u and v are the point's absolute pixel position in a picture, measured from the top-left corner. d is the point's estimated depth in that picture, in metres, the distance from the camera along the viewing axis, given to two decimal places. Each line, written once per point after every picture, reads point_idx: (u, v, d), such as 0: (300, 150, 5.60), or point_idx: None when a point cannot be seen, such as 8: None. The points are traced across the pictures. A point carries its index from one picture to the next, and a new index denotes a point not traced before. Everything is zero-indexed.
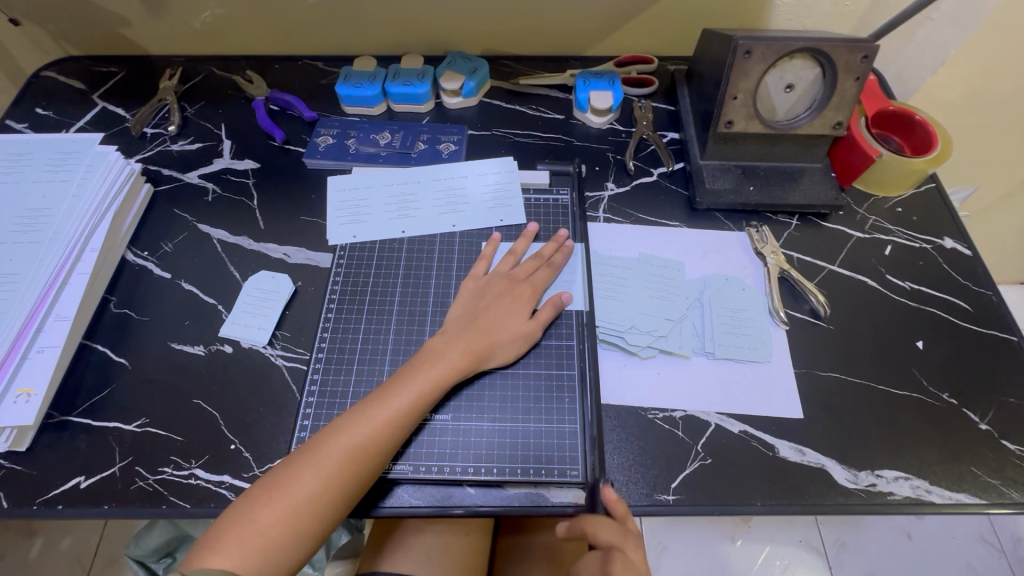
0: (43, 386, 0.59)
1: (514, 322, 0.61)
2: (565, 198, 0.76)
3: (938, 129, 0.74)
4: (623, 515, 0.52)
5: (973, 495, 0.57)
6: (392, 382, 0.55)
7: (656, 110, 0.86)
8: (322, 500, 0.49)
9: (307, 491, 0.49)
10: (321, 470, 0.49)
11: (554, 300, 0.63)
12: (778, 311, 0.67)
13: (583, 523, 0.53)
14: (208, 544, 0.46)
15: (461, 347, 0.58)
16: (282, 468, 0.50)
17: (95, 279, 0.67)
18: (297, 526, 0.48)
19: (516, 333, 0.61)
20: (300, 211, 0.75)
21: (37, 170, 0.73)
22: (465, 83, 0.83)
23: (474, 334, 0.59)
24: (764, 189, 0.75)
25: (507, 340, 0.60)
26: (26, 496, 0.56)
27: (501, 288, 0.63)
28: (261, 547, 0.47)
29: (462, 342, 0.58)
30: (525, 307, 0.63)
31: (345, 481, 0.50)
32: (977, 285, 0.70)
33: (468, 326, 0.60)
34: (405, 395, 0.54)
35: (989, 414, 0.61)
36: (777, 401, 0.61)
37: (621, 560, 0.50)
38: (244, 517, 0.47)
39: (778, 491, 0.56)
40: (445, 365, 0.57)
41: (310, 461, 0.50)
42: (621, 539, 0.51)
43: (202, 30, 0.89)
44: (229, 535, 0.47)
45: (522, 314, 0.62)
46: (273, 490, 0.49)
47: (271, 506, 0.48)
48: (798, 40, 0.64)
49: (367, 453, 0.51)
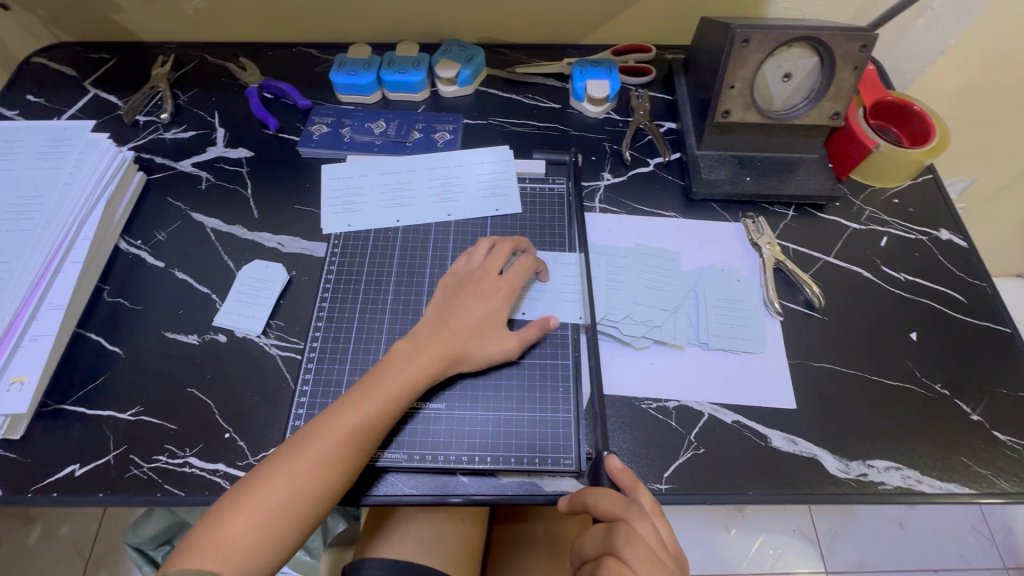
0: (37, 375, 0.59)
1: (486, 321, 0.60)
2: (561, 187, 0.75)
3: (936, 120, 0.74)
4: (630, 486, 0.51)
5: (963, 485, 0.57)
6: (360, 387, 0.55)
7: (653, 99, 0.85)
8: (294, 506, 0.49)
9: (279, 498, 0.49)
10: (291, 477, 0.49)
11: (540, 321, 0.61)
12: (773, 302, 0.67)
13: (586, 493, 0.51)
14: (182, 553, 0.47)
15: (430, 349, 0.57)
16: (253, 475, 0.50)
17: (88, 267, 0.67)
18: (270, 533, 0.48)
19: (491, 335, 0.60)
20: (294, 200, 0.75)
21: (28, 158, 0.72)
22: (461, 71, 0.82)
23: (445, 337, 0.58)
24: (761, 179, 0.74)
25: (481, 341, 0.59)
26: (21, 483, 0.56)
27: (477, 287, 0.61)
28: (236, 555, 0.47)
29: (431, 345, 0.57)
30: (499, 308, 0.61)
31: (316, 487, 0.50)
32: (972, 276, 0.70)
33: (437, 328, 0.59)
34: (371, 400, 0.54)
35: (981, 404, 0.61)
36: (770, 391, 0.62)
37: (625, 529, 0.47)
38: (217, 525, 0.48)
39: (770, 480, 0.57)
40: (413, 369, 0.56)
41: (282, 468, 0.50)
42: (626, 511, 0.48)
43: (194, 16, 0.88)
44: (202, 542, 0.47)
45: (495, 316, 0.60)
46: (245, 498, 0.49)
47: (243, 514, 0.48)
48: (797, 28, 0.64)
49: (336, 459, 0.51)
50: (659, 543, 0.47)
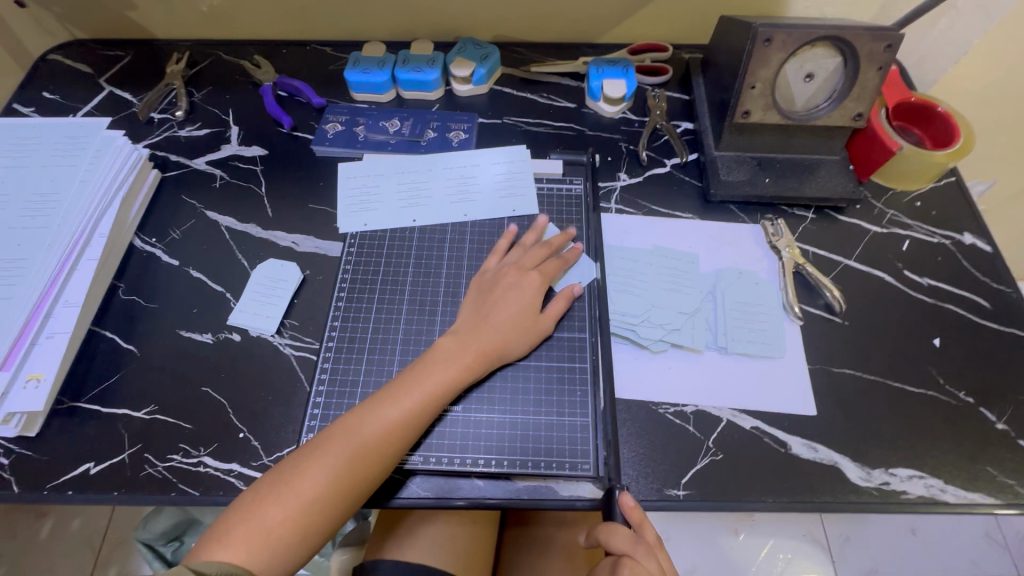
0: (53, 372, 0.59)
1: (527, 314, 0.60)
2: (577, 188, 0.74)
3: (961, 122, 0.72)
4: (637, 523, 0.51)
5: (987, 495, 0.56)
6: (401, 381, 0.55)
7: (670, 99, 0.84)
8: (331, 497, 0.49)
9: (318, 488, 0.48)
10: (332, 468, 0.49)
11: (566, 292, 0.63)
12: (793, 306, 0.66)
13: (598, 529, 0.52)
14: (217, 538, 0.46)
15: (473, 347, 0.57)
16: (291, 462, 0.50)
17: (104, 265, 0.67)
18: (306, 523, 0.48)
19: (528, 328, 0.60)
20: (308, 199, 0.75)
21: (45, 154, 0.72)
22: (475, 69, 0.82)
23: (485, 334, 0.58)
24: (780, 181, 0.73)
25: (519, 334, 0.59)
26: (37, 481, 0.56)
27: (512, 279, 0.62)
28: (273, 543, 0.47)
29: (472, 342, 0.57)
30: (534, 299, 0.61)
31: (355, 480, 0.50)
32: (996, 281, 0.69)
33: (477, 323, 0.59)
34: (416, 395, 0.54)
35: (1006, 413, 0.60)
36: (790, 397, 0.61)
37: (632, 566, 0.48)
38: (252, 513, 0.47)
39: (789, 488, 0.56)
40: (457, 366, 0.56)
41: (320, 459, 0.49)
42: (634, 548, 0.49)
43: (209, 14, 0.88)
44: (237, 530, 0.47)
45: (532, 308, 0.61)
46: (283, 485, 0.48)
47: (282, 502, 0.48)
48: (820, 28, 0.62)
49: (378, 453, 0.51)
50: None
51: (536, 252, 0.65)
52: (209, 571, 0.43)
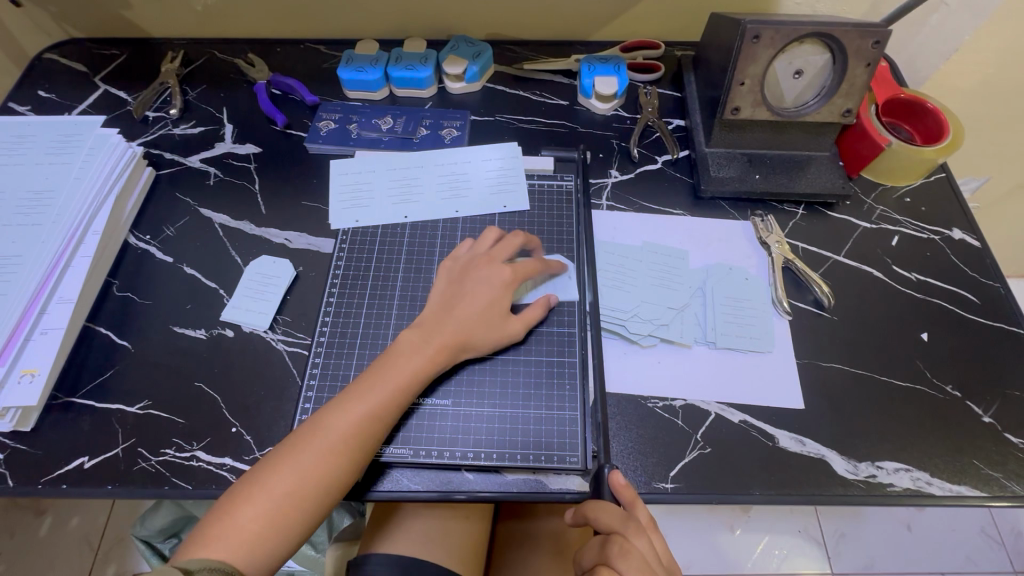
0: (47, 367, 0.60)
1: (493, 307, 0.60)
2: (569, 184, 0.75)
3: (949, 118, 0.73)
4: (629, 502, 0.51)
5: (973, 488, 0.56)
6: (366, 377, 0.55)
7: (662, 96, 0.85)
8: (304, 494, 0.49)
9: (289, 486, 0.49)
10: (304, 464, 0.50)
11: (545, 300, 0.62)
12: (781, 301, 0.66)
13: (586, 506, 0.52)
14: (195, 540, 0.47)
15: (436, 340, 0.57)
16: (263, 463, 0.51)
17: (98, 262, 0.68)
18: (281, 521, 0.48)
19: (496, 320, 0.60)
20: (301, 196, 0.75)
21: (40, 152, 0.73)
22: (468, 67, 0.82)
23: (450, 327, 0.58)
24: (770, 177, 0.74)
25: (489, 328, 0.59)
26: (32, 475, 0.57)
27: (483, 273, 0.61)
28: (249, 541, 0.47)
29: (435, 335, 0.57)
30: (505, 293, 0.61)
31: (326, 475, 0.50)
32: (984, 276, 0.69)
33: (442, 316, 0.59)
34: (380, 389, 0.54)
35: (993, 407, 0.61)
36: (778, 391, 0.61)
37: (621, 544, 0.48)
38: (228, 513, 0.48)
39: (776, 481, 0.56)
40: (420, 358, 0.56)
41: (290, 458, 0.50)
42: (624, 526, 0.49)
43: (204, 12, 0.88)
44: (214, 531, 0.47)
45: (500, 300, 0.60)
46: (257, 485, 0.49)
47: (255, 501, 0.48)
48: (808, 25, 0.63)
49: (346, 447, 0.51)
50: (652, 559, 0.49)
51: (510, 241, 0.64)
52: (195, 568, 0.43)
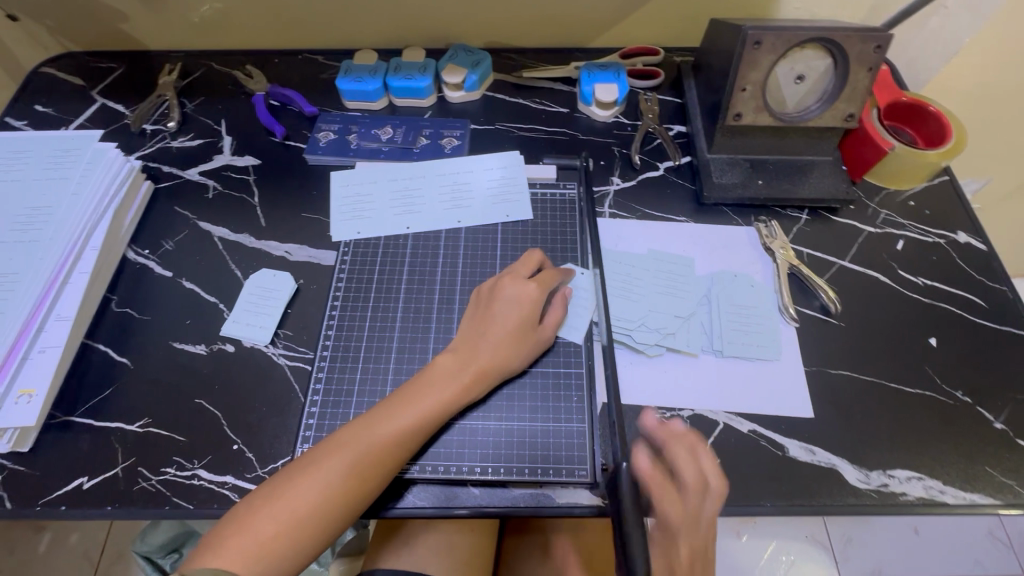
0: (45, 386, 0.59)
1: (523, 328, 0.58)
2: (571, 193, 0.74)
3: (952, 121, 0.72)
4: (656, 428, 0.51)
5: (987, 496, 0.55)
6: (399, 399, 0.54)
7: (662, 103, 0.84)
8: (323, 513, 0.48)
9: (310, 504, 0.48)
10: (326, 481, 0.48)
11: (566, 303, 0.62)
12: (788, 308, 0.65)
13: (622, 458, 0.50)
14: (208, 550, 0.45)
15: (472, 365, 0.56)
16: (284, 477, 0.49)
17: (96, 277, 0.67)
18: (299, 539, 0.47)
19: (526, 342, 0.59)
20: (301, 208, 0.74)
21: (37, 168, 0.72)
22: (467, 76, 0.82)
23: (483, 349, 0.57)
24: (773, 182, 0.73)
25: (517, 349, 0.58)
26: (30, 496, 0.56)
27: (509, 289, 0.59)
28: (264, 557, 0.46)
29: (471, 359, 0.56)
30: (532, 310, 0.59)
31: (347, 497, 0.49)
32: (991, 279, 0.69)
33: (476, 338, 0.58)
34: (412, 413, 0.53)
35: (1004, 412, 0.60)
36: (786, 399, 0.60)
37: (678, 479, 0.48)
38: (244, 526, 0.46)
39: (787, 492, 0.55)
40: (456, 385, 0.55)
41: (314, 475, 0.49)
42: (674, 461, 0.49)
43: (201, 24, 0.88)
44: (229, 543, 0.46)
45: (530, 321, 0.59)
46: (276, 499, 0.48)
47: (274, 517, 0.47)
48: (808, 30, 0.63)
49: (371, 470, 0.50)
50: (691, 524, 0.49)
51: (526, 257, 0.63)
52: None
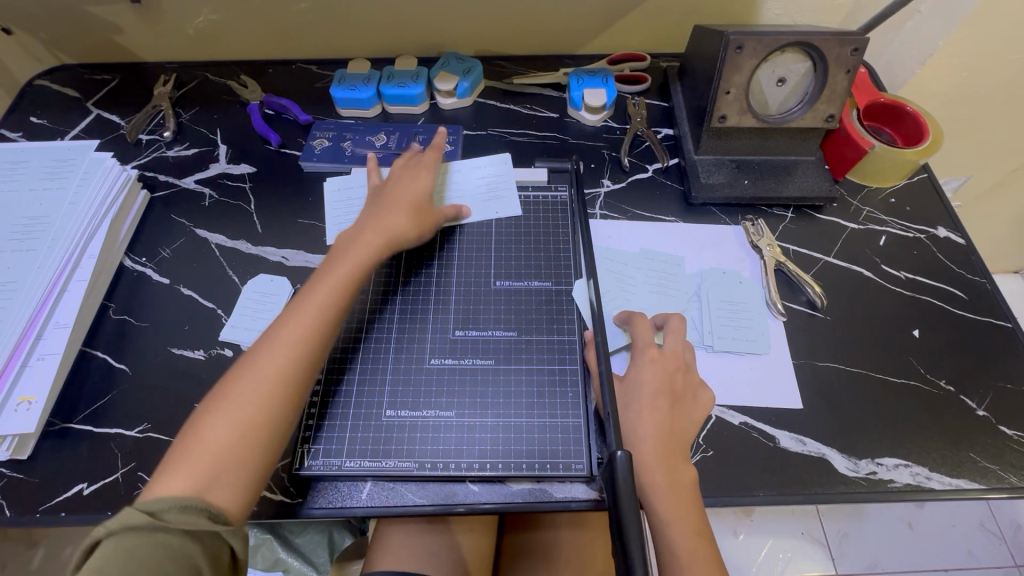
0: (44, 394, 0.59)
1: (414, 203, 0.66)
2: (563, 195, 0.76)
3: (929, 120, 0.74)
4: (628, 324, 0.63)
5: (972, 480, 0.57)
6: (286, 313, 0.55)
7: (650, 107, 0.87)
8: (246, 426, 0.48)
9: (230, 422, 0.48)
10: (238, 396, 0.49)
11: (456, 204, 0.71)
12: (775, 303, 0.67)
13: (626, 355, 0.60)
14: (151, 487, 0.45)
15: (350, 262, 0.59)
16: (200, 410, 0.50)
17: (94, 285, 0.67)
18: (232, 453, 0.47)
19: (415, 214, 0.66)
20: (297, 214, 0.75)
21: (34, 178, 0.73)
22: (459, 83, 0.84)
23: (363, 241, 0.62)
24: (759, 182, 0.75)
25: (408, 220, 0.65)
26: (29, 504, 0.56)
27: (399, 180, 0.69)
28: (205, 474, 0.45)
29: (352, 255, 0.60)
30: (421, 188, 0.68)
31: (264, 403, 0.49)
32: (971, 272, 0.71)
33: (351, 240, 0.62)
34: (302, 318, 0.54)
35: (986, 399, 0.62)
36: (776, 392, 0.62)
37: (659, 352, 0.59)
38: (179, 459, 0.46)
39: (779, 481, 0.57)
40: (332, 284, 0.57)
41: (226, 396, 0.49)
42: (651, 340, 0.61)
43: (195, 36, 0.89)
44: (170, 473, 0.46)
45: (417, 196, 0.67)
46: (200, 424, 0.48)
47: (206, 438, 0.47)
48: (788, 34, 0.65)
49: (276, 375, 0.50)
50: (683, 410, 0.57)
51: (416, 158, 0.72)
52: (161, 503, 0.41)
